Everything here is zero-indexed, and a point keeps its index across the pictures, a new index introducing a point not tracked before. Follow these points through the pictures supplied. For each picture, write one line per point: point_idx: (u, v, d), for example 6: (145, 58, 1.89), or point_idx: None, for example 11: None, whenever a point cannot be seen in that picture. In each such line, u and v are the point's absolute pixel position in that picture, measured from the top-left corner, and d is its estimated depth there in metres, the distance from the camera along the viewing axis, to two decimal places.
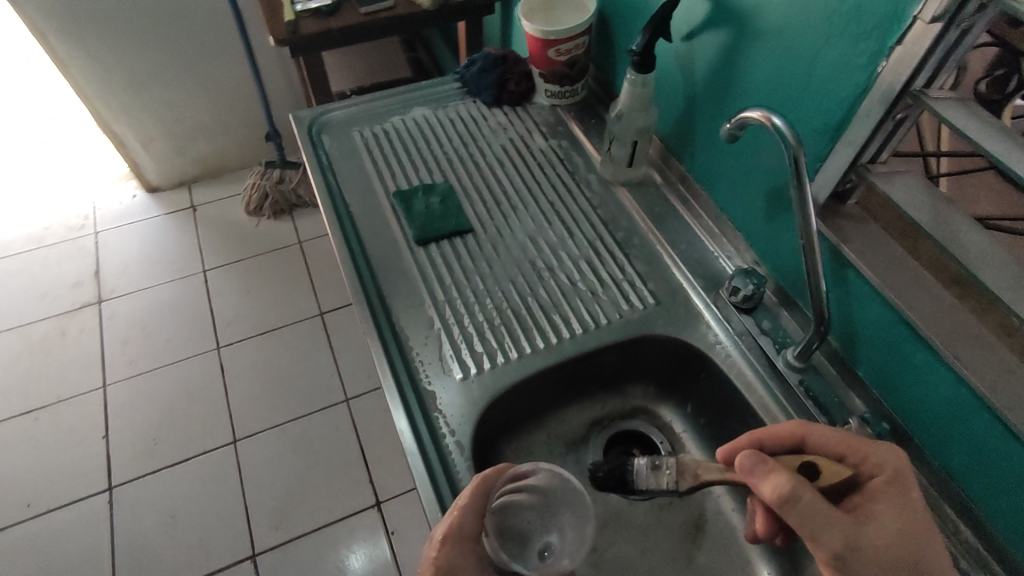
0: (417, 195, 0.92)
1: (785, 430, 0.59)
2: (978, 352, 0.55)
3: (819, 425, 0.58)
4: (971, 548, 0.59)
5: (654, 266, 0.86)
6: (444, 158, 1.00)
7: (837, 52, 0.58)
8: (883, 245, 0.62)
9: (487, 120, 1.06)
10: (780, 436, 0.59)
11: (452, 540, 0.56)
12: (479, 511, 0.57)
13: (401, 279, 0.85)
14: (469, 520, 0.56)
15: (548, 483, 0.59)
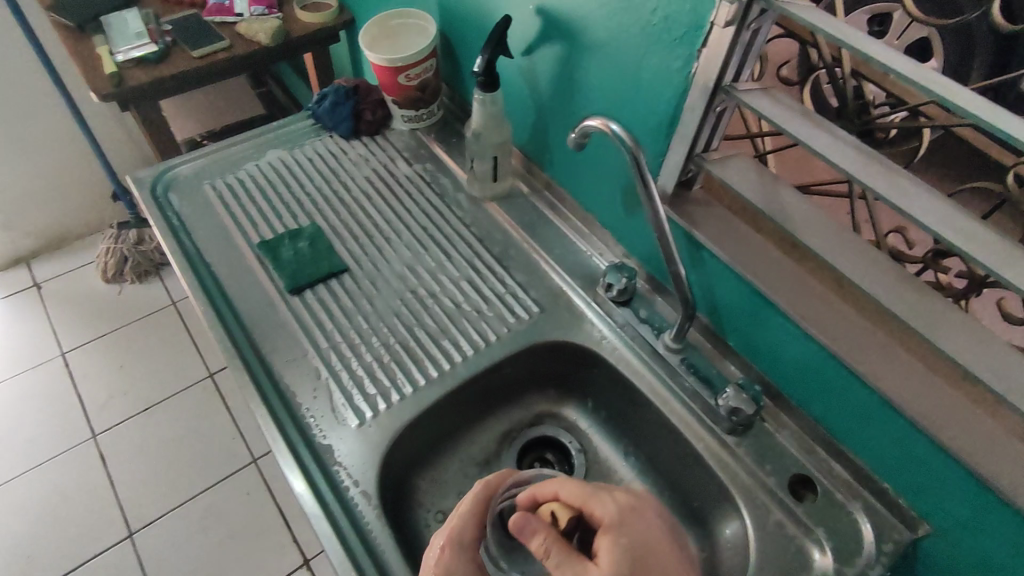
0: (282, 242, 0.85)
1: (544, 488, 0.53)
2: (813, 305, 0.64)
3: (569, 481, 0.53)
4: (845, 482, 0.66)
5: (533, 274, 0.85)
6: (301, 197, 0.92)
7: (658, 60, 0.63)
8: (722, 216, 0.71)
9: (347, 153, 0.98)
10: (546, 494, 0.53)
11: (451, 548, 0.54)
12: (481, 518, 0.56)
13: (283, 335, 0.78)
14: (468, 522, 0.55)
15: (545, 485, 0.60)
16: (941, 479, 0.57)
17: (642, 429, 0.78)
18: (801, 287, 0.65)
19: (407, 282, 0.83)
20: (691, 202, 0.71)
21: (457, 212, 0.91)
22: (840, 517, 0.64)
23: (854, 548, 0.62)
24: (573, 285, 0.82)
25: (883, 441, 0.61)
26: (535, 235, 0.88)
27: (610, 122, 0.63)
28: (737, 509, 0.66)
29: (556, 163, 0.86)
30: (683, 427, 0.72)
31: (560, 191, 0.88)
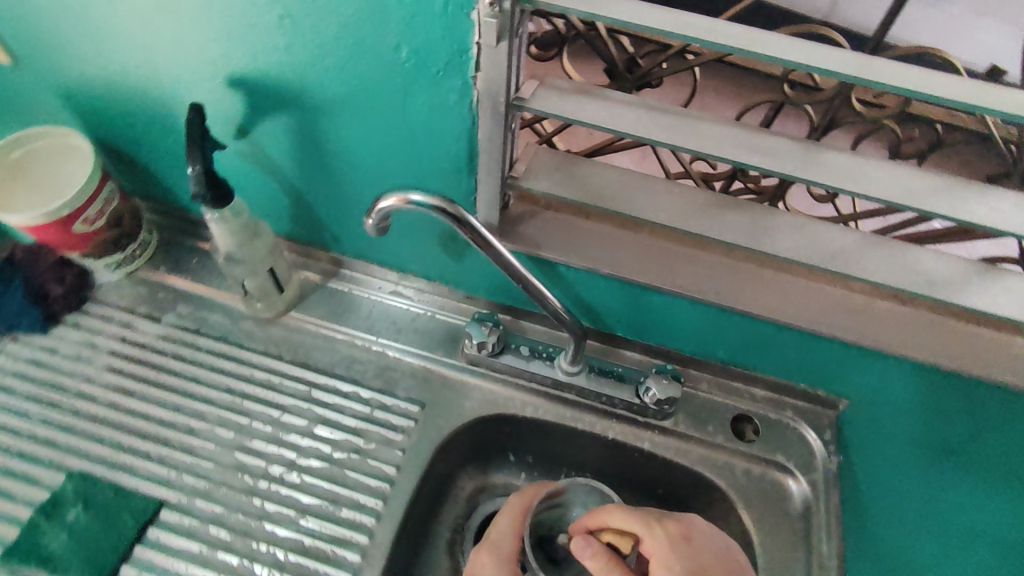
0: (46, 527, 0.59)
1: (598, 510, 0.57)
2: (679, 274, 0.63)
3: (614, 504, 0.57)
4: (769, 397, 0.70)
5: (388, 369, 0.70)
6: (30, 447, 0.64)
7: (425, 98, 0.50)
8: (554, 222, 0.65)
9: (54, 350, 0.70)
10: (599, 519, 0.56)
11: (492, 561, 0.60)
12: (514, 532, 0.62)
13: None
14: (505, 536, 0.62)
15: (575, 496, 0.63)
16: (844, 362, 0.63)
17: (581, 455, 0.73)
18: (661, 256, 0.64)
19: (251, 470, 0.64)
20: (518, 224, 0.64)
21: (254, 346, 0.71)
22: (782, 433, 0.68)
23: (807, 453, 0.67)
24: (435, 356, 0.71)
25: (787, 355, 0.65)
26: (359, 325, 0.72)
27: (408, 195, 0.50)
28: (708, 481, 0.66)
29: (342, 237, 0.70)
30: (623, 436, 0.68)
31: (362, 261, 0.73)
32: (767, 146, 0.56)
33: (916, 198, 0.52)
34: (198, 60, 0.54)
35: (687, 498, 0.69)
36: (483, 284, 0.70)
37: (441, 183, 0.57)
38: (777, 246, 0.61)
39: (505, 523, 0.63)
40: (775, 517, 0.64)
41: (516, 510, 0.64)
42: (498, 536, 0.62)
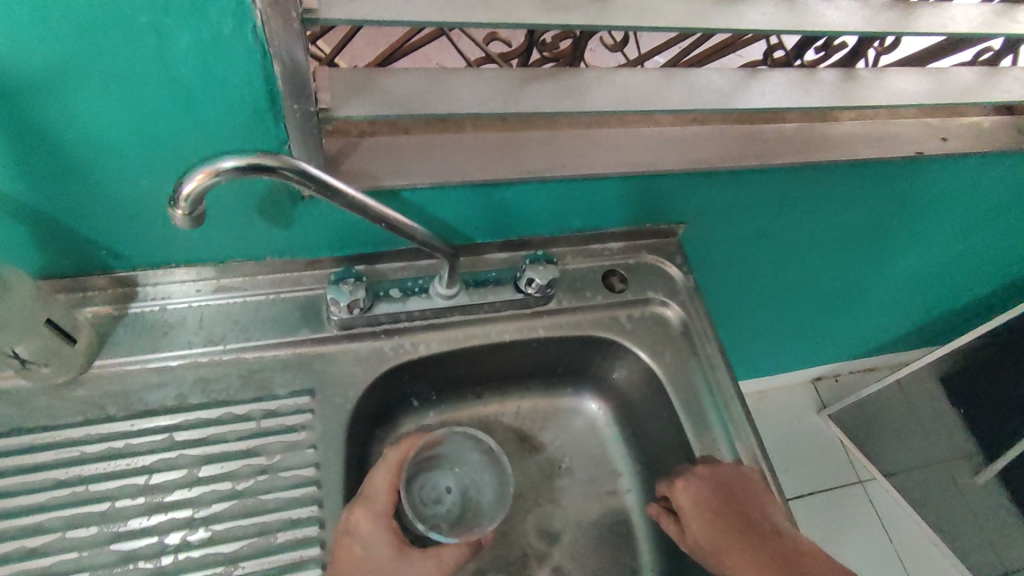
0: None
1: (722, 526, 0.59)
2: (526, 157, 0.61)
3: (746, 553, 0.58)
4: (624, 246, 0.75)
5: (253, 373, 0.60)
6: None
7: (192, 38, 0.40)
8: (378, 148, 0.58)
9: None
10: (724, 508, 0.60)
11: (371, 516, 0.55)
12: (394, 480, 0.58)
13: None
14: (380, 490, 0.57)
15: (455, 443, 0.67)
16: (678, 189, 0.70)
17: (484, 367, 0.72)
18: (499, 148, 0.61)
19: (140, 555, 0.52)
20: (341, 162, 0.56)
21: (68, 420, 0.55)
22: (644, 272, 0.74)
23: (669, 281, 0.74)
24: (302, 337, 0.62)
25: (632, 202, 0.69)
26: (196, 342, 0.60)
27: (218, 163, 0.41)
28: (605, 339, 0.71)
29: (123, 249, 0.56)
30: (519, 335, 0.69)
31: (165, 269, 0.60)
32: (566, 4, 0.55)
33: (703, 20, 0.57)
34: None
35: (588, 364, 0.75)
36: (322, 244, 0.62)
37: (241, 139, 0.47)
38: (599, 102, 0.62)
39: (383, 475, 0.58)
40: (664, 344, 0.71)
41: (393, 460, 0.59)
42: (374, 491, 0.57)
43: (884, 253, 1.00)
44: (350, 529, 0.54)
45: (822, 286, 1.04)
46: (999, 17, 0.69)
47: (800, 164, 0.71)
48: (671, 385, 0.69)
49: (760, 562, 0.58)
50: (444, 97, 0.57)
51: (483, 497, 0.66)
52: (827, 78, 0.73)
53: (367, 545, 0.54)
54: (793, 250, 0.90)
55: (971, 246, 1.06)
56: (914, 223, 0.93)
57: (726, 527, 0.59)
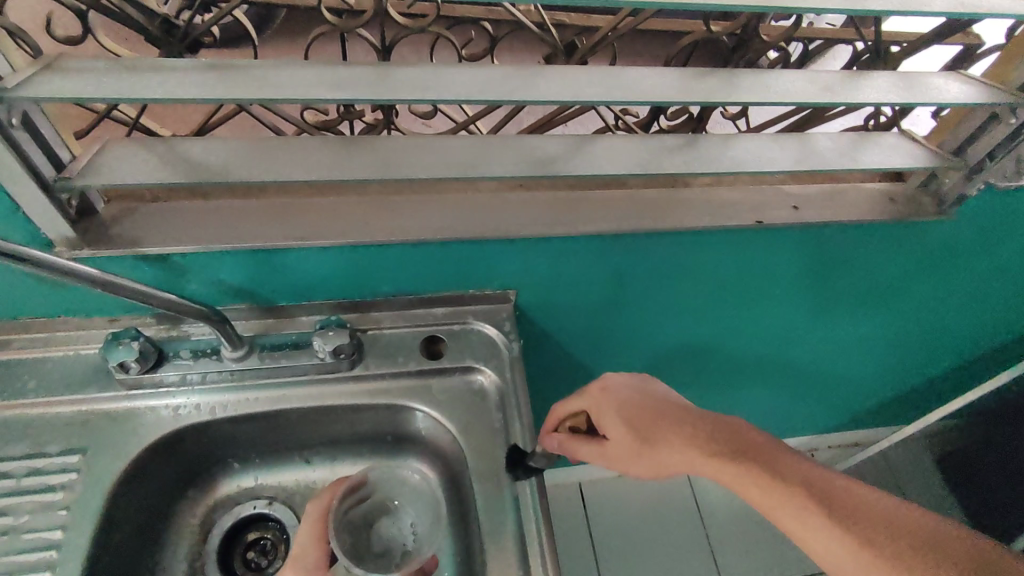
0: None
1: (611, 418, 0.57)
2: (310, 220, 0.61)
3: (621, 384, 0.60)
4: (450, 312, 0.73)
5: (29, 430, 0.61)
6: None
7: None
8: (156, 213, 0.59)
9: None
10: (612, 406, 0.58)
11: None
12: (316, 538, 0.59)
13: None
14: (307, 546, 0.58)
15: (378, 483, 0.65)
16: (488, 256, 0.67)
17: (296, 430, 0.71)
18: (284, 213, 0.62)
19: None
20: (110, 226, 0.58)
21: None
22: (465, 339, 0.72)
23: (492, 348, 0.72)
24: (87, 396, 0.63)
25: (442, 267, 0.68)
26: None
27: None
28: (412, 407, 0.68)
29: None
30: (320, 400, 0.67)
31: None
32: (342, 76, 0.55)
33: (474, 91, 0.56)
34: None
35: (409, 432, 0.72)
36: (113, 305, 0.63)
37: None
38: (385, 167, 0.61)
39: (308, 529, 0.59)
40: (474, 415, 0.68)
41: (317, 513, 0.60)
42: (301, 547, 0.58)
43: (784, 321, 0.93)
44: None
45: (722, 351, 0.98)
46: (843, 83, 0.64)
47: (622, 231, 0.68)
48: (471, 457, 0.65)
49: (675, 425, 0.55)
50: (215, 161, 0.57)
51: (422, 526, 0.64)
52: (662, 142, 0.70)
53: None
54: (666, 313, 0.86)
55: (899, 315, 0.97)
56: (802, 291, 0.87)
57: (653, 428, 0.56)
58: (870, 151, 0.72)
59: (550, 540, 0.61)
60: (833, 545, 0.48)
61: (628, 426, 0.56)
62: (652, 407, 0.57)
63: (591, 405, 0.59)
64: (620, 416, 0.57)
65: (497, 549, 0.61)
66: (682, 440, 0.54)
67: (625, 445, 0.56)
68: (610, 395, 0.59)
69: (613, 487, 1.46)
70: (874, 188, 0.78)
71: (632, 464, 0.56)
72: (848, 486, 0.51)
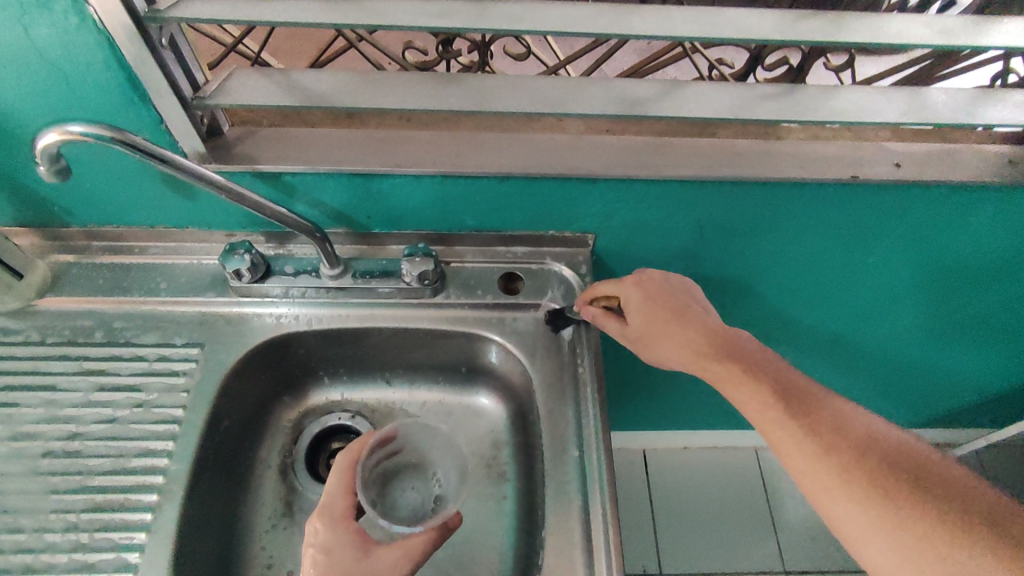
0: None
1: (645, 307, 0.65)
2: (407, 150, 0.66)
3: (650, 281, 0.67)
4: (528, 252, 0.76)
5: (161, 324, 0.70)
6: None
7: (51, 30, 0.50)
8: (272, 136, 0.66)
9: None
10: (653, 304, 0.65)
11: (329, 524, 0.60)
12: (344, 489, 0.62)
13: None
14: (338, 494, 0.62)
15: (407, 438, 0.71)
16: (568, 197, 0.69)
17: (380, 350, 0.77)
18: (383, 143, 0.66)
19: (29, 453, 0.62)
20: (235, 146, 0.64)
21: (11, 339, 0.68)
22: (542, 278, 0.75)
23: (567, 289, 0.74)
24: (207, 299, 0.71)
25: (523, 205, 0.70)
26: (123, 292, 0.71)
27: (65, 127, 0.50)
28: (488, 338, 0.72)
29: (70, 207, 0.68)
30: (404, 321, 0.72)
31: (108, 228, 0.72)
32: (442, 10, 0.58)
33: (569, 25, 0.58)
34: None
35: (482, 363, 0.77)
36: (231, 221, 0.71)
37: (119, 120, 0.58)
38: (476, 102, 0.64)
39: (336, 478, 0.63)
40: (546, 349, 0.71)
41: (344, 464, 0.64)
42: (330, 499, 0.62)
43: (864, 303, 0.92)
44: (325, 546, 0.59)
45: (798, 325, 0.97)
46: (966, 27, 0.59)
47: (707, 178, 0.67)
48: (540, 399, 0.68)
49: (694, 332, 0.63)
50: (325, 87, 0.63)
51: (448, 482, 0.70)
52: (758, 89, 0.68)
53: (330, 551, 0.58)
54: (746, 273, 0.84)
55: (989, 310, 0.92)
56: (902, 257, 0.82)
57: (667, 328, 0.63)
58: (993, 107, 0.66)
59: (610, 476, 0.63)
60: (804, 456, 0.56)
61: (649, 302, 0.65)
62: (677, 314, 0.64)
63: (622, 291, 0.66)
64: (642, 307, 0.65)
65: (558, 480, 0.63)
66: (682, 337, 0.63)
67: (640, 329, 0.65)
68: (638, 287, 0.66)
69: (679, 458, 1.46)
70: (992, 151, 0.72)
71: (643, 343, 0.65)
72: (827, 405, 0.58)
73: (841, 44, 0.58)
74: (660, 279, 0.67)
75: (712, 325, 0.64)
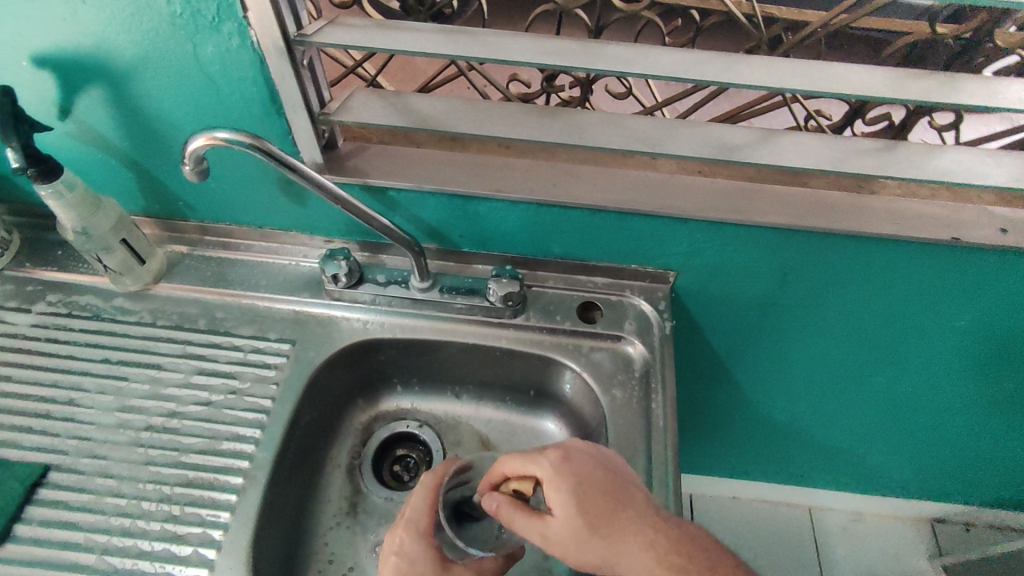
0: None
1: (576, 508, 0.54)
2: (504, 176, 0.69)
3: (587, 463, 0.56)
4: (607, 283, 0.77)
5: (259, 318, 0.75)
6: None
7: (214, 47, 0.56)
8: (380, 153, 0.70)
9: None
10: (581, 499, 0.54)
11: (415, 536, 0.61)
12: (429, 507, 0.62)
13: None
14: (423, 512, 0.62)
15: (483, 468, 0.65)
16: (656, 233, 0.70)
17: (453, 365, 0.79)
18: (483, 167, 0.70)
19: (133, 424, 0.67)
20: (347, 159, 0.69)
21: (128, 317, 0.74)
22: (620, 310, 0.76)
23: (645, 323, 0.74)
24: (302, 298, 0.76)
25: (611, 238, 0.72)
26: (227, 284, 0.77)
27: (215, 132, 0.56)
28: (563, 364, 0.73)
29: (193, 202, 0.74)
30: (483, 338, 0.74)
31: (222, 224, 0.78)
32: (554, 48, 0.61)
33: (675, 69, 0.59)
34: None
35: (552, 388, 0.78)
36: (332, 227, 0.76)
37: (253, 129, 0.63)
38: (575, 136, 0.67)
39: (421, 496, 0.63)
40: (620, 380, 0.71)
41: (430, 483, 0.64)
42: (415, 512, 0.62)
43: (916, 391, 0.92)
44: (408, 557, 0.60)
45: (871, 390, 0.93)
46: None
47: (799, 227, 0.67)
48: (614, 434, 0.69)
49: (638, 545, 0.53)
50: (436, 111, 0.67)
51: None
52: (857, 143, 0.68)
53: (413, 562, 0.60)
54: (806, 342, 0.85)
55: None
56: (1001, 327, 0.78)
57: (601, 538, 0.53)
58: None
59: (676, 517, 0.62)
60: None
61: (572, 502, 0.54)
62: (598, 527, 0.53)
63: (539, 469, 0.56)
64: (572, 507, 0.54)
65: None
66: (639, 547, 0.53)
67: (568, 530, 0.53)
68: (568, 471, 0.55)
69: (728, 508, 1.43)
70: None
71: (571, 549, 0.53)
72: None
73: (954, 105, 0.57)
74: (584, 460, 0.57)
75: (653, 526, 0.54)
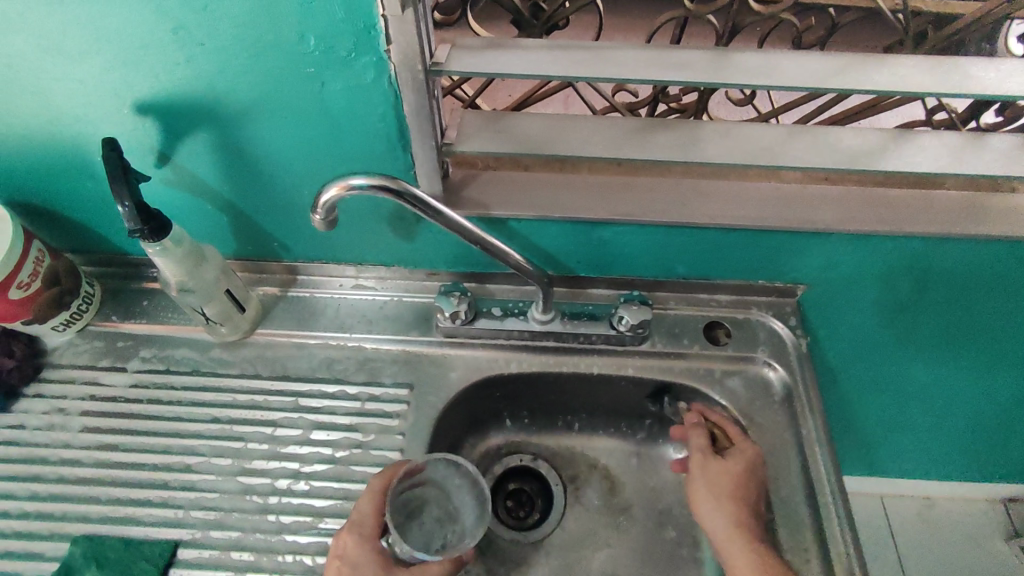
0: None
1: (730, 471, 0.63)
2: (630, 198, 0.64)
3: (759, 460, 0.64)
4: (729, 300, 0.73)
5: (369, 362, 0.71)
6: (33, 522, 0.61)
7: (343, 85, 0.50)
8: (496, 180, 0.65)
9: (32, 426, 0.66)
10: (736, 472, 0.63)
11: (360, 542, 0.57)
12: (375, 510, 0.59)
13: None
14: (367, 515, 0.58)
15: (438, 473, 0.63)
16: (791, 248, 0.66)
17: (571, 397, 0.75)
18: (607, 190, 0.65)
19: (257, 490, 0.63)
20: (462, 190, 0.64)
21: (229, 370, 0.70)
22: (748, 330, 0.72)
23: (779, 344, 0.71)
24: (411, 337, 0.71)
25: (742, 255, 0.67)
26: (330, 328, 0.72)
27: (349, 181, 0.51)
28: (697, 391, 0.69)
29: (290, 244, 0.69)
30: (607, 369, 0.71)
31: (318, 264, 0.73)
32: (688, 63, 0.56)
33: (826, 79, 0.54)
34: (97, 89, 0.51)
35: None
36: (439, 261, 0.71)
37: (372, 168, 0.58)
38: (709, 152, 0.62)
39: (368, 500, 0.59)
40: (761, 406, 0.68)
41: (379, 487, 0.60)
42: (363, 515, 0.58)
43: (1011, 407, 0.91)
44: (350, 561, 0.56)
45: (994, 394, 0.89)
46: None
47: (949, 236, 0.63)
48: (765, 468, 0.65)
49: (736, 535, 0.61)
50: (558, 135, 0.62)
51: (468, 525, 0.62)
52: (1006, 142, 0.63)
53: (355, 567, 0.56)
54: (915, 363, 0.83)
55: None
56: None
57: (727, 503, 0.62)
58: None
59: (857, 560, 0.60)
60: None
61: (731, 467, 0.64)
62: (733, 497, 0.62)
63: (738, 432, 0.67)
64: (727, 471, 0.64)
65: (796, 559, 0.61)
66: (737, 534, 0.61)
67: (706, 469, 0.65)
68: (748, 452, 0.64)
69: None
70: None
71: (699, 481, 0.65)
72: None
73: None
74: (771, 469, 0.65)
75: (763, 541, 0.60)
